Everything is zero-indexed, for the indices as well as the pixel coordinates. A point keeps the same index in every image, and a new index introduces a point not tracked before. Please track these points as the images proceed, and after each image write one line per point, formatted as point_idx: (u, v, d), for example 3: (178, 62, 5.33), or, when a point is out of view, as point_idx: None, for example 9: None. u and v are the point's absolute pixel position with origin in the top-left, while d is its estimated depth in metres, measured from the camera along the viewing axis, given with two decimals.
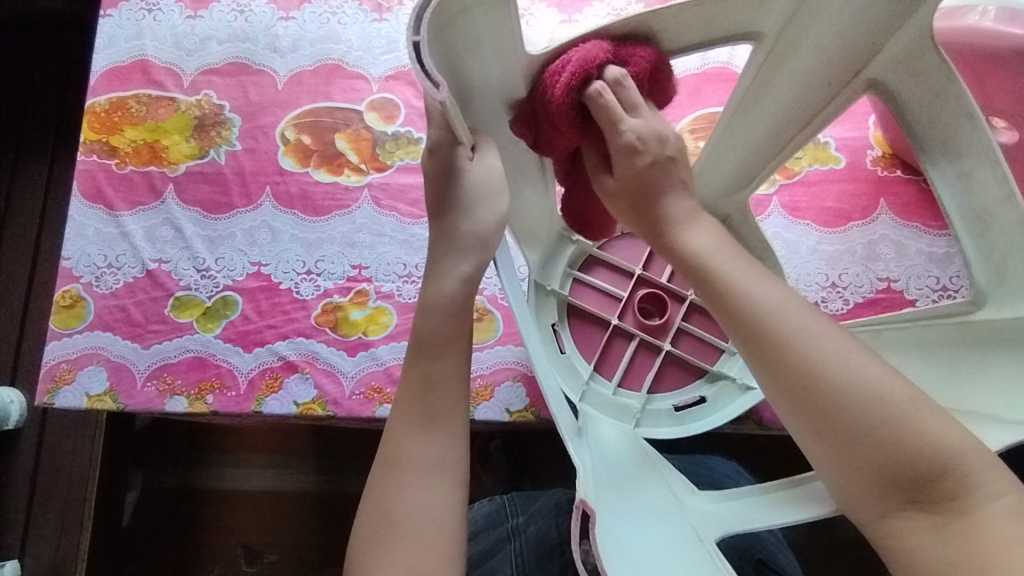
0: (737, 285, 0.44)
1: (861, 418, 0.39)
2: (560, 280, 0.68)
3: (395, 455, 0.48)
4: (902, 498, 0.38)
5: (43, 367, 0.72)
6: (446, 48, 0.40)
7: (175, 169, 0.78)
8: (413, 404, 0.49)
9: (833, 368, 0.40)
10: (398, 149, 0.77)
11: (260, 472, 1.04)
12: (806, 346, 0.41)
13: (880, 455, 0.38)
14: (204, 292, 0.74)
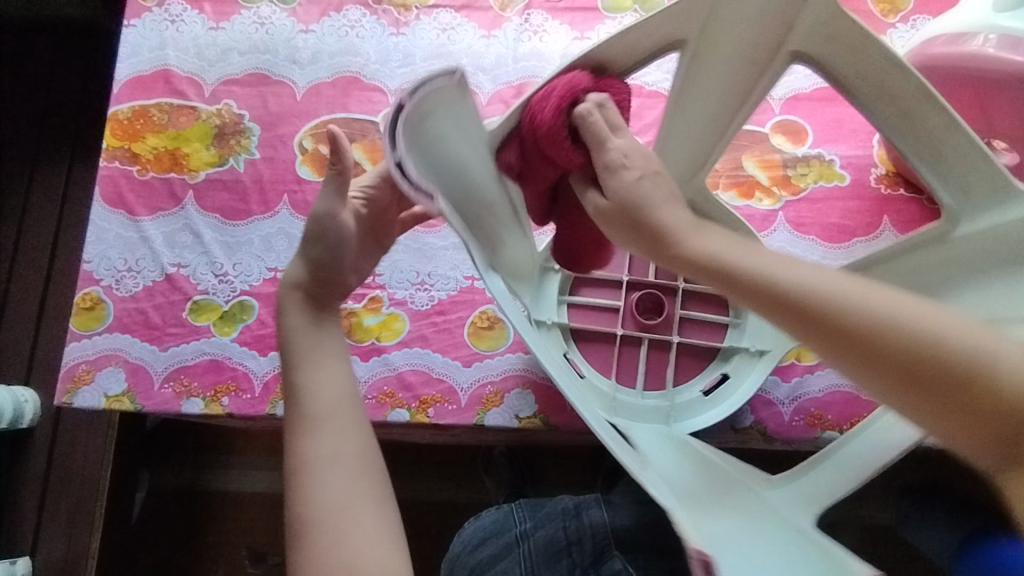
0: (762, 272, 0.42)
1: (928, 367, 0.38)
2: (555, 311, 0.68)
3: (318, 455, 0.51)
4: (999, 434, 0.37)
5: (63, 368, 0.73)
6: (419, 154, 0.49)
7: (195, 176, 0.80)
8: (332, 405, 0.53)
9: (888, 326, 0.39)
10: None
11: (266, 475, 1.05)
12: (853, 311, 0.39)
13: (959, 397, 0.37)
14: (222, 296, 0.75)
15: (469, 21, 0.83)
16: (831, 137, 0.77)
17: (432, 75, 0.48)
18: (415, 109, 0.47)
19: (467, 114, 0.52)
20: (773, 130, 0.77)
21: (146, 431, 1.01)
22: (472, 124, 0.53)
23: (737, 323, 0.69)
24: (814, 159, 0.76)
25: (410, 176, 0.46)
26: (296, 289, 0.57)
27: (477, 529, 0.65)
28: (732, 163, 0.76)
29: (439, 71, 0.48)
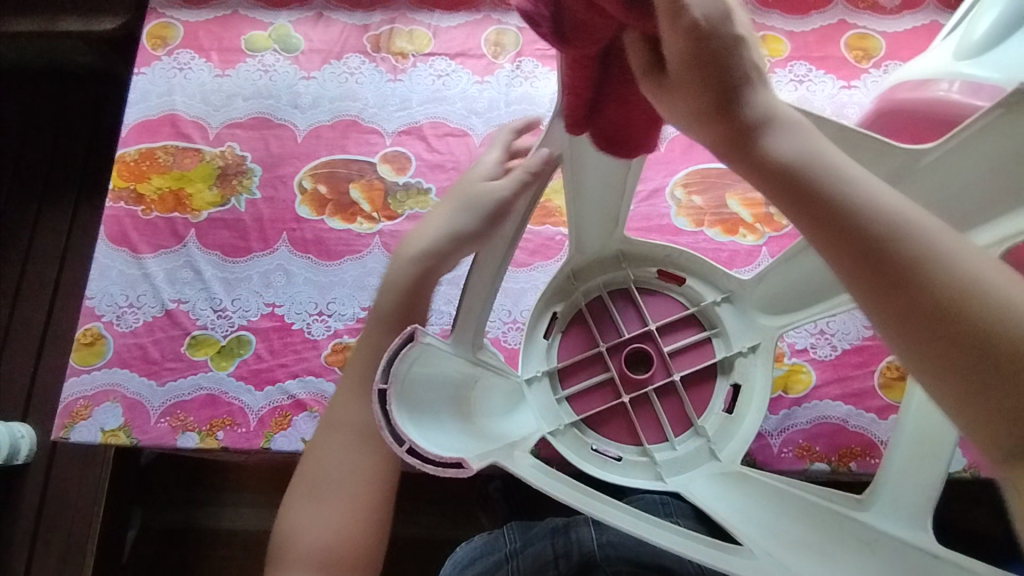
0: (852, 195, 0.37)
1: (1000, 364, 0.32)
2: (563, 411, 0.68)
3: (336, 417, 0.57)
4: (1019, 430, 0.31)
5: (62, 403, 0.75)
6: (420, 406, 0.45)
7: (197, 215, 0.82)
8: (354, 375, 0.58)
9: (983, 302, 0.33)
10: (408, 198, 0.82)
11: (262, 511, 1.02)
12: (945, 273, 0.34)
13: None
14: (220, 331, 0.77)
15: (464, 68, 0.87)
16: None
17: (396, 344, 0.45)
18: (403, 382, 0.44)
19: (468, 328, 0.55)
20: None
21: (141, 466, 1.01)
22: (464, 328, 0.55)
23: (716, 334, 0.70)
24: None
25: (433, 457, 0.42)
26: (422, 255, 0.61)
27: (466, 553, 0.62)
28: (716, 201, 0.79)
29: (400, 341, 0.45)
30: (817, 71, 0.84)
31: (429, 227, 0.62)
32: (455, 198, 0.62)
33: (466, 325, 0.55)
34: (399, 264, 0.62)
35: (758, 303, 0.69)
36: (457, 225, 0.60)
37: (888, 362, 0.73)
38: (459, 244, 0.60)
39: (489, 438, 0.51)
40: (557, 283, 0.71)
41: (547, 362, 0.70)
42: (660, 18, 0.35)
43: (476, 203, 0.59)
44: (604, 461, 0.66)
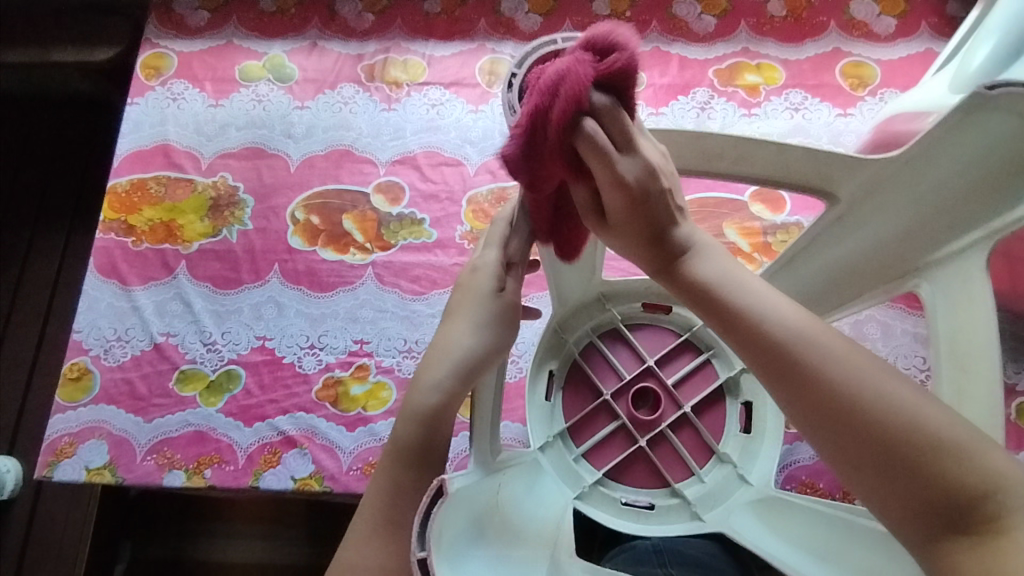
0: (755, 299, 0.37)
1: (911, 458, 0.32)
2: (586, 472, 0.66)
3: (347, 561, 0.39)
4: (940, 510, 0.31)
5: (46, 440, 0.73)
6: (461, 559, 0.32)
7: (188, 247, 0.81)
8: (379, 509, 0.40)
9: (883, 396, 0.33)
10: (402, 229, 0.81)
11: (252, 543, 1.00)
12: (848, 370, 0.34)
13: (949, 499, 0.31)
14: (209, 365, 0.75)
15: (458, 97, 0.87)
16: (808, 205, 0.78)
17: (422, 504, 0.31)
18: (444, 540, 0.31)
19: (488, 432, 0.44)
20: (752, 198, 0.79)
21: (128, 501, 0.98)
22: (483, 429, 0.44)
23: (714, 354, 0.70)
24: (792, 226, 0.77)
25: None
26: (462, 369, 0.43)
27: None
28: (713, 230, 0.78)
29: (427, 499, 0.31)
30: (813, 99, 0.83)
31: (443, 353, 0.43)
32: (467, 309, 0.45)
33: (482, 434, 0.43)
34: (404, 418, 0.42)
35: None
36: (472, 350, 0.43)
37: None
38: (480, 373, 0.44)
39: (532, 548, 0.41)
40: (548, 344, 0.70)
41: (555, 424, 0.68)
42: (598, 167, 0.39)
43: (497, 315, 0.45)
44: (636, 512, 0.65)
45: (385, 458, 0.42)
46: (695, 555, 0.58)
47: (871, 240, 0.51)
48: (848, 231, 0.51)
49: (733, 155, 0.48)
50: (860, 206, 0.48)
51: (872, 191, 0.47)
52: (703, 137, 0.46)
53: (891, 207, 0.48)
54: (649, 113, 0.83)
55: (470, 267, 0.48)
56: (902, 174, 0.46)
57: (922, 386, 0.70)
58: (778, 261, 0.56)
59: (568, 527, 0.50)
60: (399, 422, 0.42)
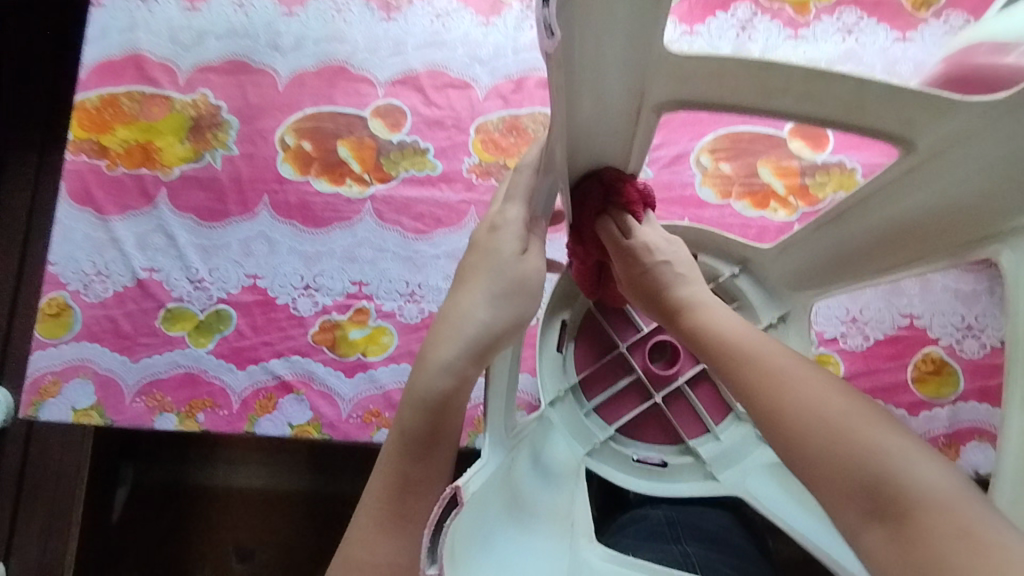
0: (710, 324, 0.45)
1: (826, 450, 0.36)
2: (598, 427, 0.63)
3: (357, 544, 0.38)
4: (857, 500, 0.35)
5: (28, 378, 0.69)
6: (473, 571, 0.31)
7: (168, 173, 0.74)
8: (388, 503, 0.38)
9: (803, 397, 0.38)
10: (403, 159, 0.73)
11: (253, 470, 0.99)
12: (773, 378, 0.39)
13: (860, 481, 0.35)
14: (197, 304, 0.70)
15: (466, 7, 0.77)
16: (853, 143, 0.70)
17: (434, 513, 0.30)
18: (456, 556, 0.30)
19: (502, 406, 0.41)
20: (792, 134, 0.71)
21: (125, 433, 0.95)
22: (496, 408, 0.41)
23: (739, 307, 0.63)
24: (834, 167, 0.70)
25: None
26: (477, 349, 0.40)
27: None
28: (746, 169, 0.71)
29: (439, 508, 0.30)
30: (869, 20, 0.73)
31: (457, 328, 0.41)
32: (483, 279, 0.43)
33: (496, 411, 0.41)
34: (411, 403, 0.40)
35: (785, 278, 0.61)
36: (488, 325, 0.41)
37: (925, 354, 0.66)
38: (496, 351, 0.41)
39: (546, 526, 0.40)
40: (562, 294, 0.65)
41: (566, 377, 0.64)
42: (610, 242, 0.52)
43: (512, 289, 0.42)
44: (647, 469, 0.62)
45: (390, 441, 0.40)
46: (707, 529, 0.57)
47: (948, 194, 0.44)
48: (919, 185, 0.45)
49: (800, 91, 0.41)
50: (939, 156, 0.42)
51: (965, 138, 0.40)
52: (767, 69, 0.39)
53: (978, 159, 0.41)
54: (682, 33, 0.74)
55: (489, 225, 0.46)
56: (1005, 123, 0.38)
57: (957, 346, 0.66)
58: (834, 209, 0.51)
59: (584, 489, 0.49)
60: (402, 407, 0.40)
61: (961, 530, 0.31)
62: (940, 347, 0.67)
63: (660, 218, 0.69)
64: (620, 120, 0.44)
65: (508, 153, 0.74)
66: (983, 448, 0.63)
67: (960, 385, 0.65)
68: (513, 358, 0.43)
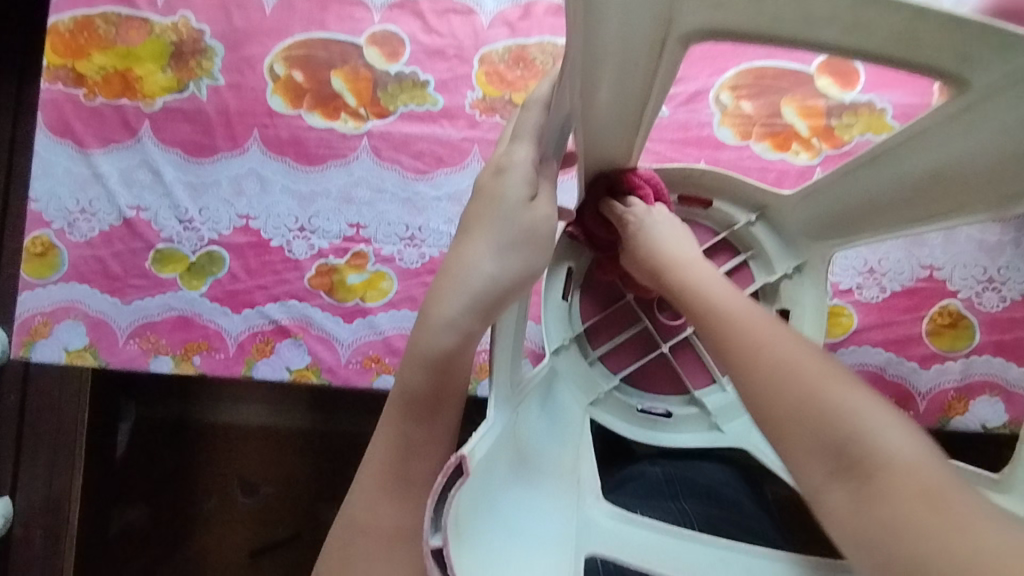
0: (698, 285, 0.44)
1: (790, 403, 0.34)
2: (602, 378, 0.61)
3: (365, 493, 0.39)
4: (821, 453, 0.33)
5: (17, 319, 0.67)
6: (476, 540, 0.30)
7: (150, 104, 0.69)
8: (391, 464, 0.39)
9: (772, 351, 0.36)
10: (402, 92, 0.69)
11: (255, 409, 0.99)
12: (747, 333, 0.38)
13: (822, 438, 0.33)
14: (188, 245, 0.67)
15: None
16: (885, 81, 0.66)
17: (437, 483, 0.29)
18: (460, 526, 0.29)
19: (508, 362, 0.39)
20: (819, 70, 0.66)
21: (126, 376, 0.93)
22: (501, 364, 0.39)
23: (753, 256, 0.61)
24: (862, 107, 0.65)
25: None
26: (484, 304, 0.38)
27: None
28: (768, 108, 0.66)
29: (443, 479, 0.29)
30: None
31: (461, 282, 0.38)
32: (490, 228, 0.40)
33: (502, 363, 0.39)
34: (414, 361, 0.39)
35: (803, 227, 0.58)
36: (496, 277, 0.38)
37: (943, 307, 0.64)
38: (504, 305, 0.39)
39: (552, 483, 0.39)
40: (569, 240, 0.62)
41: (571, 327, 0.62)
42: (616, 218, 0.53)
43: (522, 239, 0.40)
44: (651, 420, 0.61)
45: (394, 394, 0.39)
46: (707, 484, 0.56)
47: (994, 139, 0.40)
48: (963, 131, 0.41)
49: None
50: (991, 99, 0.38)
51: (1016, 83, 0.36)
52: None
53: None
54: None
55: (496, 167, 0.42)
56: None
57: (976, 300, 0.64)
58: (864, 155, 0.49)
59: (588, 443, 0.48)
60: (405, 361, 0.39)
61: (923, 493, 0.29)
62: (959, 300, 0.64)
63: (675, 161, 0.65)
64: (638, 77, 0.39)
65: (514, 87, 0.69)
66: (994, 403, 0.62)
67: (976, 339, 0.63)
68: (521, 312, 0.41)
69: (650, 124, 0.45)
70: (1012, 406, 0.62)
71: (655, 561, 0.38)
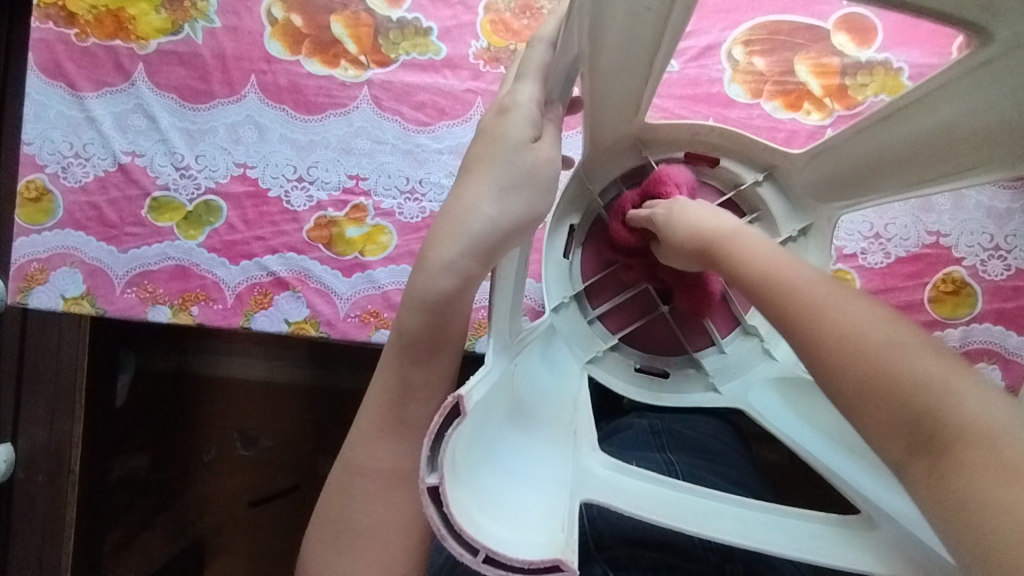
0: (747, 251, 0.42)
1: (863, 378, 0.32)
2: (601, 336, 0.61)
3: (366, 436, 0.41)
4: (893, 425, 0.31)
5: (13, 265, 0.66)
6: (476, 483, 0.30)
7: (144, 46, 0.67)
8: (390, 407, 0.40)
9: (831, 320, 0.35)
10: (403, 40, 0.67)
11: (255, 363, 0.99)
12: (806, 305, 0.36)
13: (897, 412, 0.31)
14: (184, 193, 0.66)
15: None
16: (903, 39, 0.63)
17: (434, 422, 0.29)
18: (456, 466, 0.29)
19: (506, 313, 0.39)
20: (837, 26, 0.64)
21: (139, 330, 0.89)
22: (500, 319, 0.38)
23: (758, 218, 0.60)
24: (878, 66, 0.63)
25: (520, 565, 0.28)
26: (484, 248, 0.37)
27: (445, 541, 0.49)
28: (781, 66, 0.64)
29: (440, 418, 0.28)
30: None
31: (461, 224, 0.37)
32: (492, 169, 0.38)
33: (501, 312, 0.38)
34: (412, 304, 0.39)
35: (810, 187, 0.57)
36: (496, 220, 0.37)
37: (946, 274, 0.63)
38: (505, 249, 0.38)
39: (548, 436, 0.40)
40: (573, 197, 0.61)
41: (572, 284, 0.61)
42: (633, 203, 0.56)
43: (526, 183, 0.38)
44: (648, 378, 0.61)
45: (396, 338, 0.40)
46: (696, 438, 0.58)
47: (1013, 95, 0.39)
48: (985, 84, 0.40)
49: None
50: (1015, 53, 0.37)
51: None
52: None
53: None
54: None
55: (499, 108, 0.41)
56: None
57: (980, 268, 0.63)
58: (881, 110, 0.47)
59: (587, 399, 0.48)
60: (404, 306, 0.39)
61: (1008, 465, 0.28)
62: (963, 268, 0.64)
63: (683, 117, 0.63)
64: (648, 21, 0.37)
65: (520, 37, 0.67)
66: (991, 370, 0.62)
67: (978, 306, 0.63)
68: (522, 259, 0.40)
69: (662, 71, 0.43)
70: (1009, 374, 0.62)
71: (649, 509, 0.37)
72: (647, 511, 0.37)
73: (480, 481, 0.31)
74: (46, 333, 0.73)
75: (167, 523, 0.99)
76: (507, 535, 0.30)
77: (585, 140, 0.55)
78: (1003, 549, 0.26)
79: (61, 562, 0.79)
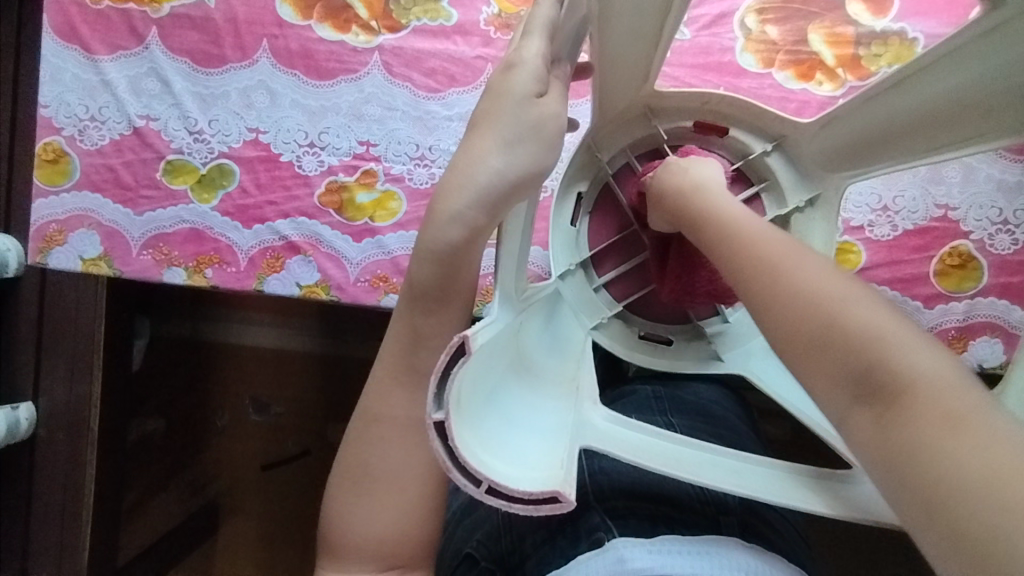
0: (720, 213, 0.43)
1: (816, 330, 0.33)
2: (606, 303, 0.62)
3: (379, 389, 0.42)
4: (842, 376, 0.32)
5: (32, 226, 0.68)
6: (480, 422, 0.32)
7: (158, 9, 0.68)
8: (404, 355, 0.42)
9: (792, 277, 0.36)
10: (414, 5, 0.67)
11: (267, 330, 1.01)
12: (771, 261, 0.37)
13: (848, 364, 0.32)
14: (198, 157, 0.67)
15: None
16: (920, 9, 0.62)
17: (441, 361, 0.30)
18: (462, 405, 0.30)
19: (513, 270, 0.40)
20: None
21: (154, 291, 0.91)
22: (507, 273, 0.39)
23: (765, 188, 0.61)
24: (893, 36, 0.63)
25: (522, 496, 0.30)
26: (490, 200, 0.38)
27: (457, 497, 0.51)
28: (795, 35, 0.64)
29: (447, 356, 0.30)
30: None
31: (468, 177, 0.38)
32: (499, 122, 0.39)
33: (507, 270, 0.39)
34: (423, 254, 0.40)
35: (818, 157, 0.58)
36: (503, 173, 0.38)
37: (953, 248, 0.63)
38: (512, 202, 0.39)
39: (549, 388, 0.41)
40: (582, 166, 0.61)
41: (579, 253, 0.62)
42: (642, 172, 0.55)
43: (534, 137, 0.39)
44: (652, 346, 0.62)
45: (409, 292, 0.41)
46: (696, 403, 0.59)
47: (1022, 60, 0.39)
48: (997, 49, 0.40)
49: None
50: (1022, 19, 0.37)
51: None
52: None
53: None
54: None
55: (507, 64, 0.41)
56: None
57: (988, 242, 0.63)
58: (890, 78, 0.47)
59: (589, 361, 0.49)
60: (414, 257, 0.40)
61: (949, 414, 0.28)
62: (970, 241, 0.64)
63: (693, 86, 0.63)
64: None
65: (532, 3, 0.66)
66: (992, 344, 0.62)
67: (983, 280, 0.63)
68: (529, 216, 0.41)
69: (672, 34, 0.43)
70: (1010, 347, 0.62)
71: (647, 459, 0.39)
72: (646, 460, 0.39)
73: (487, 423, 0.33)
74: (63, 295, 0.75)
75: (183, 484, 1.02)
76: (510, 472, 0.31)
77: (594, 107, 0.55)
78: (944, 492, 0.27)
79: (81, 516, 0.81)
